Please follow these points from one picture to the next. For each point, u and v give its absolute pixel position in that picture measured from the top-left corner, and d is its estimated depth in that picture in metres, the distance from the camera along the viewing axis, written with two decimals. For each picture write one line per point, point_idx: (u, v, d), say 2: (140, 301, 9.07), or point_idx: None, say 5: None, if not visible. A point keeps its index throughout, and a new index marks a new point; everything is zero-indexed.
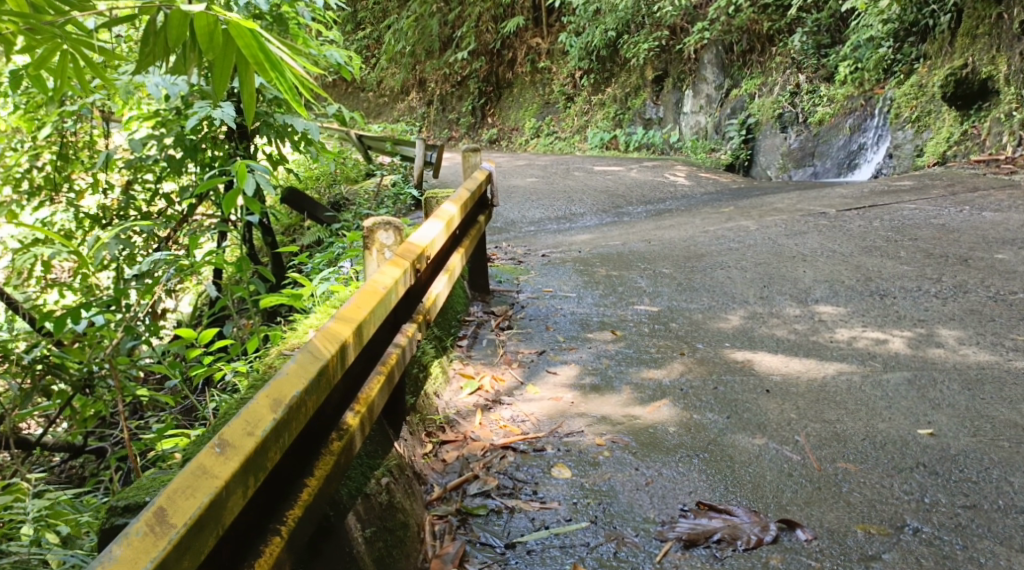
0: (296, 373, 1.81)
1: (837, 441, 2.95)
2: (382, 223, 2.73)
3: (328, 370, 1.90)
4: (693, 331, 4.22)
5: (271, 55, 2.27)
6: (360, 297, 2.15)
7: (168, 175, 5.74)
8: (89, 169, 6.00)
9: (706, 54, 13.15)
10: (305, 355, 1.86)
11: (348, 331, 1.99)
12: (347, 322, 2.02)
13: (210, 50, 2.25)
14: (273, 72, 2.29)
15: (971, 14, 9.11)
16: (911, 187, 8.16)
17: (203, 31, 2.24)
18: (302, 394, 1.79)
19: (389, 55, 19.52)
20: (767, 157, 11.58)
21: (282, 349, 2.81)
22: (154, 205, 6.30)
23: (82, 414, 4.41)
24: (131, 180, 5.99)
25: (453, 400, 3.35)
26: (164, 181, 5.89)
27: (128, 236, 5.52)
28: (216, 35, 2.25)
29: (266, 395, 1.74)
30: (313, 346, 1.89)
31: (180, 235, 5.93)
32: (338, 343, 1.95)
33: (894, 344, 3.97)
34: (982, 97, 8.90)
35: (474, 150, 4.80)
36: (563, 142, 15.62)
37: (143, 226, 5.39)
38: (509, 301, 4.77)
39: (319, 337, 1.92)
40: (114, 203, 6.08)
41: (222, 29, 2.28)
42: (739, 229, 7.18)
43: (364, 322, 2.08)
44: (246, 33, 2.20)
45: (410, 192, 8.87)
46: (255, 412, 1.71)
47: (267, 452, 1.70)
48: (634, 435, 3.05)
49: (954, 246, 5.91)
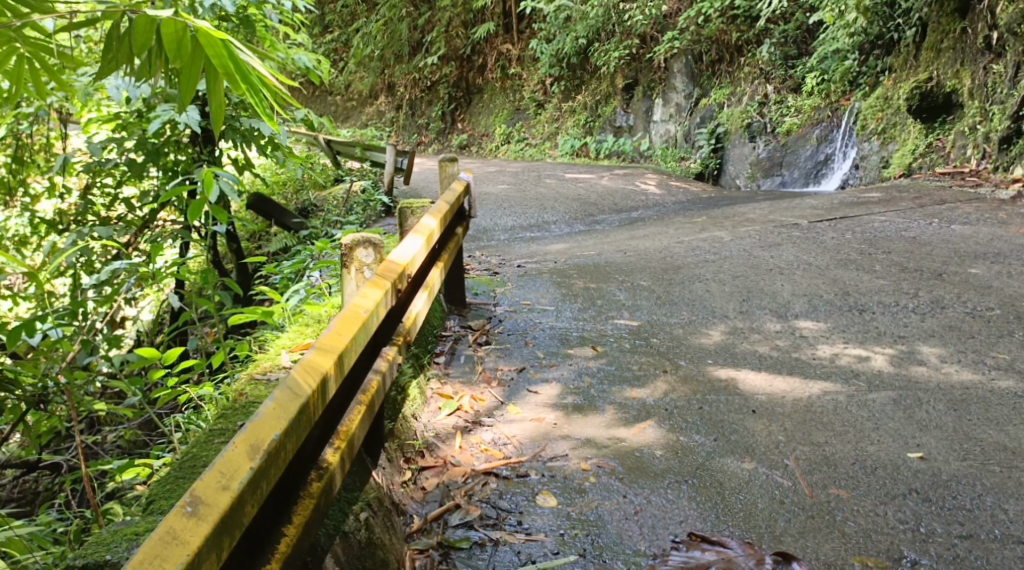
0: (274, 414, 1.69)
1: (828, 466, 2.88)
2: (361, 240, 2.61)
3: (309, 408, 1.77)
4: (674, 348, 4.14)
5: (241, 66, 2.15)
6: (340, 323, 2.02)
7: (128, 180, 5.54)
8: (46, 172, 5.79)
9: (676, 64, 13.16)
10: (283, 393, 1.74)
11: (329, 362, 1.87)
12: (328, 352, 1.90)
13: (178, 59, 2.14)
14: (244, 86, 2.16)
15: (936, 27, 9.18)
16: (881, 199, 8.18)
17: (169, 38, 2.12)
18: (281, 438, 1.67)
19: (358, 59, 19.32)
20: (736, 166, 11.61)
21: (253, 373, 2.67)
22: (114, 210, 6.09)
23: (37, 430, 4.20)
24: (90, 184, 5.78)
25: (432, 422, 3.24)
26: (125, 186, 5.69)
27: (87, 243, 5.32)
28: (184, 42, 2.14)
29: (241, 443, 1.62)
30: (292, 382, 1.76)
31: (141, 241, 5.74)
32: (319, 377, 1.82)
33: (877, 361, 3.91)
34: (947, 110, 8.96)
35: (450, 160, 4.67)
36: (533, 149, 15.53)
37: (102, 233, 5.20)
38: (486, 314, 4.66)
39: (298, 371, 1.80)
40: (73, 208, 5.86)
41: (191, 36, 2.16)
42: (714, 240, 7.14)
43: (346, 351, 1.96)
44: (216, 42, 2.09)
45: (380, 199, 8.72)
46: (230, 463, 1.59)
47: (244, 506, 1.58)
48: (620, 459, 2.96)
49: (928, 260, 5.90)
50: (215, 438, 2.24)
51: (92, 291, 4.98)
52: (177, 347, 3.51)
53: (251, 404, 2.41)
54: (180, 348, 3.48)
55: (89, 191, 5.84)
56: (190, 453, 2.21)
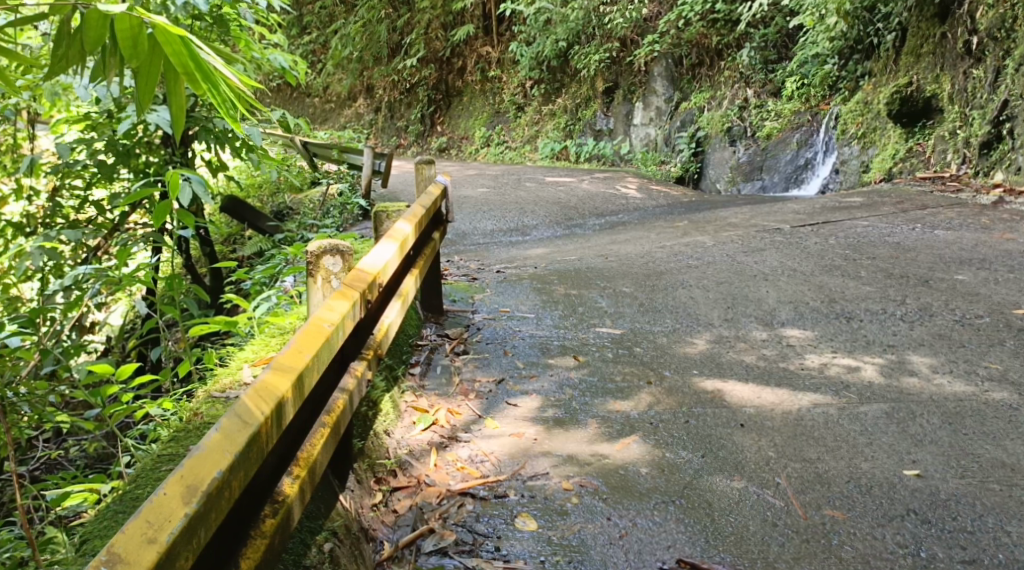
0: (217, 447, 1.53)
1: (820, 484, 2.75)
2: (328, 247, 2.43)
3: (262, 437, 1.62)
4: (658, 357, 4.00)
5: (202, 63, 1.98)
6: (301, 340, 1.86)
7: (97, 182, 5.32)
8: (13, 174, 5.58)
9: (656, 67, 13.07)
10: (229, 423, 1.57)
11: (286, 384, 1.71)
12: (285, 372, 1.74)
13: (134, 57, 1.97)
14: (203, 84, 2.00)
15: (915, 33, 9.14)
16: (863, 203, 8.11)
17: (124, 33, 1.95)
18: (224, 476, 1.51)
19: (336, 61, 19.11)
20: (716, 170, 11.50)
21: (211, 391, 2.55)
22: (85, 213, 5.88)
23: None
24: (58, 186, 5.57)
25: (406, 437, 3.07)
26: (94, 187, 5.47)
27: (54, 245, 5.12)
28: (140, 39, 1.97)
29: (174, 485, 1.45)
30: (242, 409, 1.60)
31: (112, 245, 5.53)
32: (275, 401, 1.66)
33: (867, 372, 3.78)
34: (926, 115, 8.86)
35: (427, 162, 4.50)
36: (513, 152, 15.38)
37: (70, 236, 5.00)
38: (464, 322, 4.50)
39: (251, 395, 1.64)
40: (41, 210, 5.65)
41: (147, 33, 2.00)
42: (696, 245, 7.02)
43: (307, 370, 1.81)
44: (175, 39, 1.92)
45: (358, 202, 8.55)
46: (160, 510, 1.42)
47: (176, 560, 1.40)
48: (603, 478, 2.83)
49: (913, 266, 5.79)
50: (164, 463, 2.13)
51: (58, 295, 4.79)
52: (135, 361, 3.35)
53: (205, 426, 2.30)
54: (138, 362, 3.31)
55: (58, 193, 5.63)
56: (134, 481, 2.08)
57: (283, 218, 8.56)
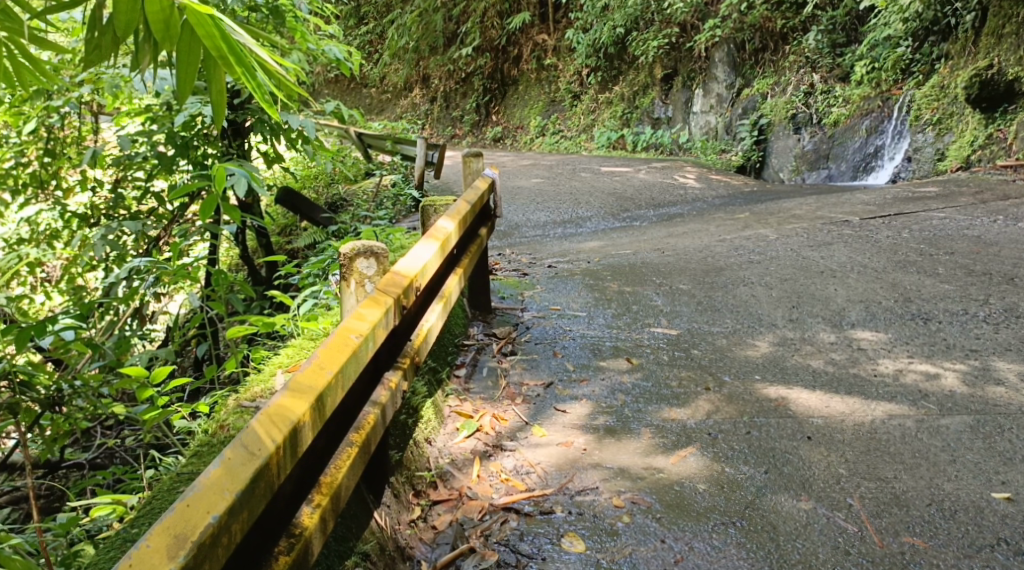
0: (216, 488, 1.50)
1: (898, 507, 2.53)
2: (362, 249, 2.28)
3: (269, 470, 1.58)
4: (717, 360, 3.77)
5: (236, 46, 1.82)
6: (324, 355, 1.80)
7: (158, 173, 5.23)
8: (79, 166, 5.51)
9: (717, 53, 12.67)
10: (230, 460, 1.54)
11: (301, 409, 1.67)
12: (303, 395, 1.70)
13: (167, 42, 1.82)
14: (239, 69, 1.83)
15: (996, 13, 8.67)
16: (937, 194, 7.70)
17: (155, 16, 1.80)
18: (218, 521, 1.47)
19: (392, 51, 19.06)
20: (780, 158, 11.07)
21: (241, 400, 2.49)
22: (146, 204, 5.81)
23: (55, 435, 3.91)
24: (122, 176, 5.50)
25: (448, 446, 2.91)
26: (155, 179, 5.39)
27: (116, 236, 5.06)
28: (174, 25, 1.82)
29: (161, 535, 1.42)
30: (248, 442, 1.57)
31: (171, 236, 5.45)
32: (287, 428, 1.63)
33: (948, 380, 3.52)
34: (1009, 99, 8.40)
35: (475, 154, 4.29)
36: (569, 141, 15.13)
37: (131, 228, 4.92)
38: (512, 321, 4.32)
39: (261, 423, 1.61)
40: (104, 202, 5.59)
41: (180, 15, 1.84)
42: (758, 238, 6.73)
43: (329, 388, 1.76)
44: (206, 21, 1.77)
45: (410, 193, 8.43)
46: (143, 563, 1.38)
47: None
48: (657, 494, 2.63)
49: (996, 262, 5.44)
50: (179, 486, 2.12)
51: (115, 285, 4.73)
52: (170, 364, 3.22)
53: (229, 439, 2.28)
54: (172, 365, 3.18)
55: (122, 184, 5.57)
56: (150, 501, 2.10)
57: (336, 210, 8.48)
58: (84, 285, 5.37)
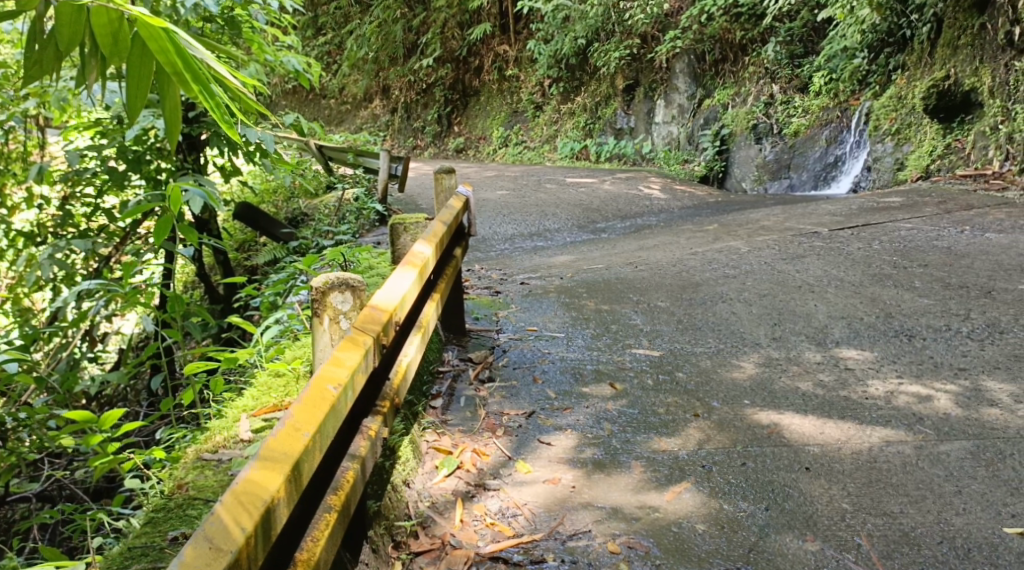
0: None
1: (909, 546, 2.43)
2: (336, 282, 2.09)
3: (240, 564, 1.45)
4: (704, 385, 3.61)
5: (192, 61, 1.62)
6: (298, 419, 1.68)
7: (109, 190, 4.95)
8: (24, 181, 5.19)
9: (677, 64, 12.63)
10: (192, 561, 1.40)
11: (273, 488, 1.54)
12: (275, 467, 1.58)
13: (115, 57, 1.62)
14: (196, 87, 1.62)
15: (951, 24, 8.69)
16: (902, 204, 7.67)
17: (102, 30, 1.61)
18: None
19: (351, 62, 18.78)
20: (742, 168, 11.05)
21: (204, 458, 2.50)
22: (96, 221, 5.51)
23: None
24: (71, 192, 5.19)
25: (427, 487, 2.72)
26: (106, 195, 5.10)
27: (64, 254, 4.77)
28: (122, 38, 1.62)
29: None
30: (214, 534, 1.44)
31: (124, 254, 5.16)
32: (259, 511, 1.50)
33: (941, 402, 3.40)
34: (965, 110, 8.49)
35: (448, 171, 4.08)
36: (532, 152, 14.98)
37: (81, 246, 4.60)
38: (487, 344, 4.13)
39: (229, 509, 1.48)
40: (51, 218, 5.28)
41: (130, 30, 1.64)
42: (730, 251, 6.63)
43: (303, 457, 1.63)
44: (159, 34, 1.57)
45: (374, 207, 8.19)
46: None
47: None
48: (655, 537, 2.47)
49: (971, 274, 5.39)
50: (130, 562, 2.06)
51: (63, 309, 4.46)
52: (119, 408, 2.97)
53: (187, 503, 2.28)
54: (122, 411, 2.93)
55: (70, 201, 5.26)
56: None
57: (297, 224, 8.20)
58: (30, 307, 5.06)
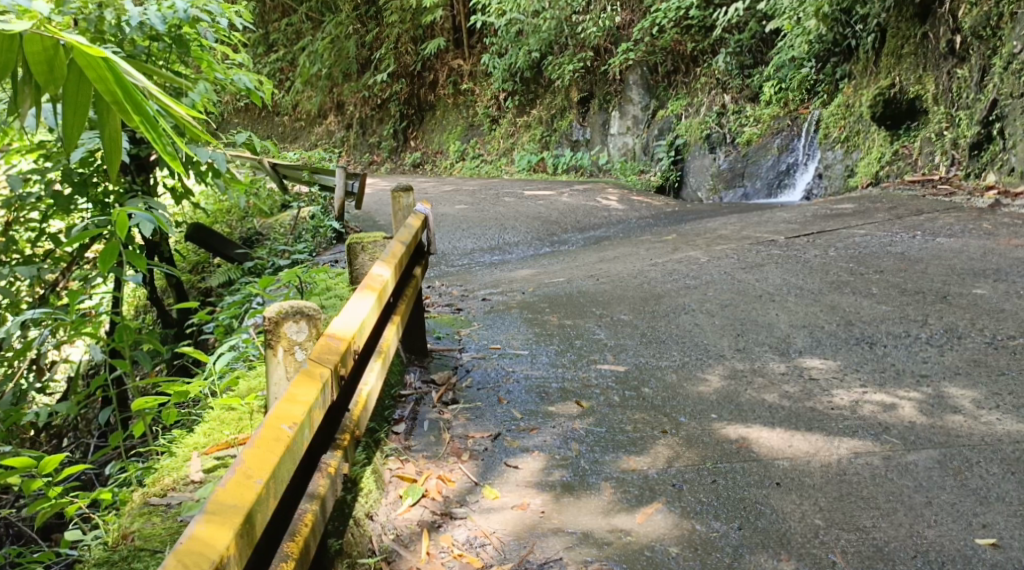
0: None
1: (882, 562, 2.41)
2: (291, 311, 2.01)
3: None
4: (671, 400, 3.57)
5: (134, 89, 1.52)
6: (248, 466, 1.59)
7: (54, 215, 4.78)
8: None
9: (631, 75, 12.70)
10: None
11: (221, 545, 1.45)
12: (224, 522, 1.49)
13: (49, 85, 1.52)
14: (138, 116, 1.53)
15: (895, 33, 8.85)
16: (855, 210, 7.75)
17: (36, 58, 1.51)
18: None
19: (304, 78, 18.60)
20: (697, 178, 11.13)
21: (151, 503, 2.39)
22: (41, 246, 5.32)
23: None
24: (13, 217, 5.00)
25: (392, 519, 2.64)
26: (51, 220, 4.92)
27: (8, 281, 4.59)
28: (59, 66, 1.52)
29: None
30: None
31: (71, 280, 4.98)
32: None
33: (905, 410, 3.40)
34: (911, 117, 8.57)
35: (405, 189, 3.99)
36: (489, 165, 14.91)
37: (25, 273, 4.45)
38: (450, 364, 4.05)
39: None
40: None
41: (67, 58, 1.54)
42: (690, 261, 6.64)
43: (254, 509, 1.55)
44: (96, 62, 1.49)
45: (330, 224, 8.06)
46: None
47: None
48: (628, 563, 2.42)
49: (926, 279, 5.43)
50: None
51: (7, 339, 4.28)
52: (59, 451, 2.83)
53: (132, 555, 2.17)
54: (62, 455, 2.80)
55: (12, 227, 5.07)
56: None
57: (251, 244, 8.02)
58: None
